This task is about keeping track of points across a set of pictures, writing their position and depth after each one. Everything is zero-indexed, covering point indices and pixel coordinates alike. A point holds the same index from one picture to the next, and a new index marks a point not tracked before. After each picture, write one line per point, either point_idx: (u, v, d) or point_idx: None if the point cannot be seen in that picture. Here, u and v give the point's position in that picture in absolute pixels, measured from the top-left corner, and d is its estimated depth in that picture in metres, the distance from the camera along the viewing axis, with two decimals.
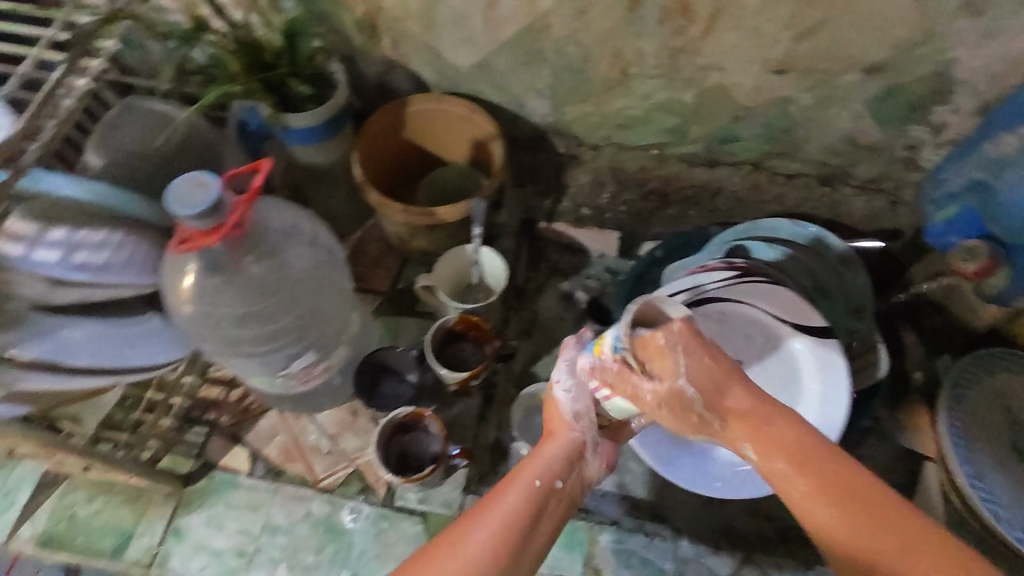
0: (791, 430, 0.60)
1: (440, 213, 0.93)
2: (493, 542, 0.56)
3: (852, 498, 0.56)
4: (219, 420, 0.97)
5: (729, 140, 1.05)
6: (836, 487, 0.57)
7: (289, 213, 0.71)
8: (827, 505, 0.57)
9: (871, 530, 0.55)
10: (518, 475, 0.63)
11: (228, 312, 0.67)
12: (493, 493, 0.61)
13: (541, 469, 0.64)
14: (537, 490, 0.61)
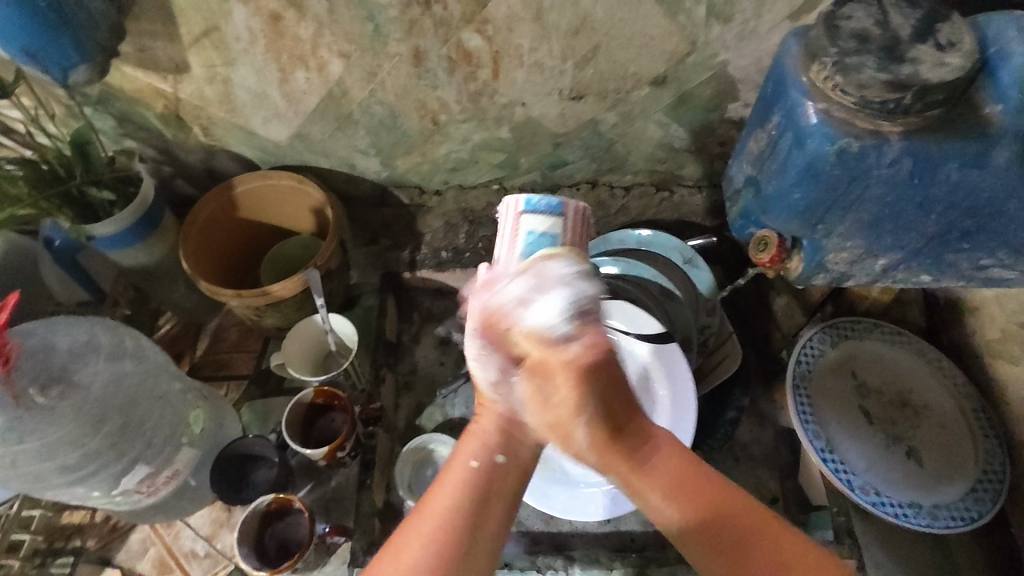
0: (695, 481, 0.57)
1: (275, 290, 0.93)
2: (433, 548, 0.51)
3: (690, 492, 0.56)
4: (85, 546, 0.92)
5: (559, 164, 1.09)
6: (671, 485, 0.57)
7: (78, 331, 0.69)
8: (681, 511, 0.56)
9: (712, 508, 0.55)
10: (456, 460, 0.57)
11: (25, 450, 0.64)
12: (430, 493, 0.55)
13: (479, 448, 0.57)
14: (482, 470, 0.56)
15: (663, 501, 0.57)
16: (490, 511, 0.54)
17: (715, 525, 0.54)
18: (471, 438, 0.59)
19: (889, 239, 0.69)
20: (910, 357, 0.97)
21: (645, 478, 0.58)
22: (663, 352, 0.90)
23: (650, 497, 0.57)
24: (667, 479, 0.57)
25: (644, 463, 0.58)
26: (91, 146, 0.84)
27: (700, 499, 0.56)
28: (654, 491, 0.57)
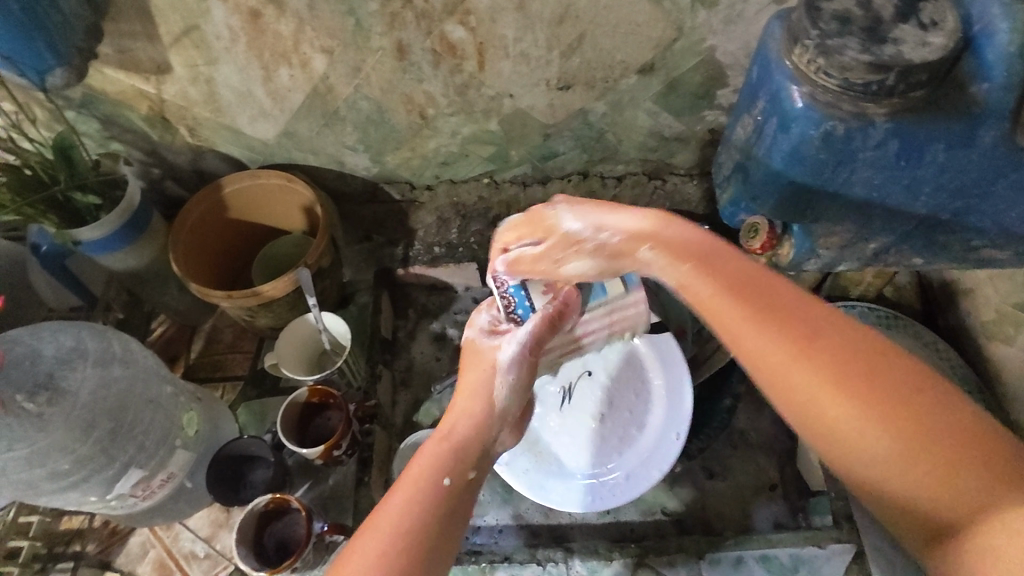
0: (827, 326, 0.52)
1: (265, 290, 0.92)
2: (400, 544, 0.50)
3: (822, 342, 0.51)
4: (85, 550, 0.93)
5: (550, 156, 1.08)
6: (799, 336, 0.52)
7: (66, 336, 0.69)
8: (805, 363, 0.51)
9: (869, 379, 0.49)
10: (426, 469, 0.57)
11: (15, 456, 0.64)
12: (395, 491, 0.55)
13: (449, 462, 0.58)
14: (450, 486, 0.56)
15: (785, 350, 0.51)
16: (451, 525, 0.53)
17: (864, 380, 0.49)
18: (442, 450, 0.59)
19: (878, 222, 0.69)
20: (905, 340, 0.96)
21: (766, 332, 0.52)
22: (658, 339, 0.90)
23: (774, 351, 0.52)
24: (793, 332, 0.52)
25: (761, 307, 0.54)
26: (75, 149, 0.84)
27: (836, 356, 0.50)
28: (767, 343, 0.52)
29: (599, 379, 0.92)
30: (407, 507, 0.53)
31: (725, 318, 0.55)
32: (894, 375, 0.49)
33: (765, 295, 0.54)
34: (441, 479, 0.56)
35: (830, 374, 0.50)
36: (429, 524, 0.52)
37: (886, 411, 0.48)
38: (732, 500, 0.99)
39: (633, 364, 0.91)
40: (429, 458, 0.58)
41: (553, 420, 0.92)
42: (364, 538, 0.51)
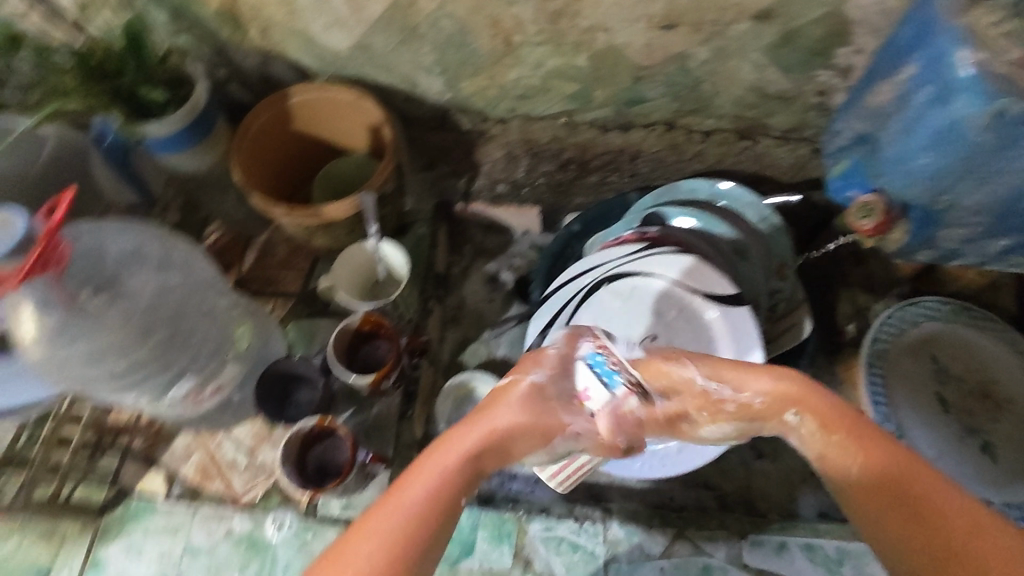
0: (892, 455, 0.57)
1: (327, 211, 0.88)
2: (384, 559, 0.52)
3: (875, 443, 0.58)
4: (132, 445, 0.93)
5: (636, 101, 1.00)
6: (869, 444, 0.58)
7: (130, 236, 0.67)
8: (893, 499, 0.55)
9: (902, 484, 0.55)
10: (424, 471, 0.57)
11: (73, 353, 0.63)
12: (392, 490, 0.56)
13: (457, 478, 0.57)
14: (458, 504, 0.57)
15: (833, 432, 0.59)
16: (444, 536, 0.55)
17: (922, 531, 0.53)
18: (440, 468, 0.57)
19: (1016, 221, 0.62)
20: (996, 346, 0.89)
21: (833, 414, 0.60)
22: (734, 314, 0.84)
23: (833, 443, 0.59)
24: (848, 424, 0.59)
25: (852, 432, 0.58)
26: (144, 39, 0.79)
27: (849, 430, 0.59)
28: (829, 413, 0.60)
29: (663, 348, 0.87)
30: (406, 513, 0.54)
31: (828, 445, 0.59)
32: (954, 508, 0.53)
33: (812, 398, 0.61)
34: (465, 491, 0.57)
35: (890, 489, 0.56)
36: (411, 541, 0.53)
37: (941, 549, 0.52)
38: (778, 481, 0.99)
39: (702, 336, 0.86)
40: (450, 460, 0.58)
41: None
42: (352, 544, 0.53)
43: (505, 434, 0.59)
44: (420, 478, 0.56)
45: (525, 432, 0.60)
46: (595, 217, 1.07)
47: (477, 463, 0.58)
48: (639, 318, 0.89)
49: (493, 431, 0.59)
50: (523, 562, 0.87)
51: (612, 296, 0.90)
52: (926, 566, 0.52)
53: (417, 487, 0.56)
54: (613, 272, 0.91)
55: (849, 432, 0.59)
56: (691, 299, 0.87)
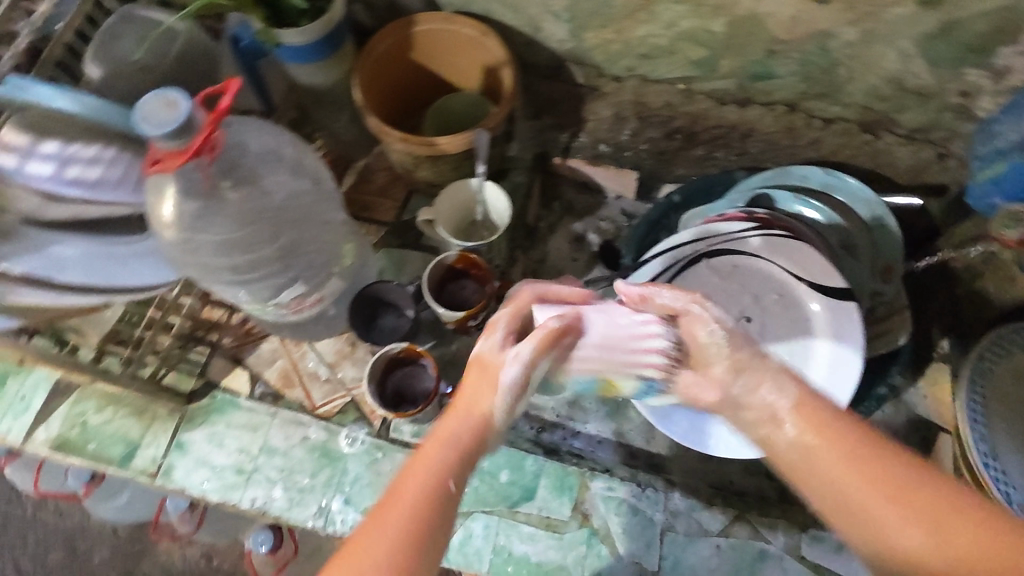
0: (859, 449, 0.57)
1: (440, 143, 0.88)
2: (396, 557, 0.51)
3: (863, 459, 0.57)
4: (221, 341, 0.97)
5: (763, 77, 0.95)
6: (855, 458, 0.56)
7: (269, 136, 0.68)
8: (898, 510, 0.54)
9: (878, 482, 0.55)
10: (421, 470, 0.57)
11: (208, 239, 0.66)
12: (392, 491, 0.56)
13: (451, 466, 0.57)
14: (450, 493, 0.56)
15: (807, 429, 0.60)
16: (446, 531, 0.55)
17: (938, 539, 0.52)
18: (434, 457, 0.57)
19: None
20: None
21: (811, 433, 0.59)
22: (839, 309, 0.82)
23: (820, 467, 0.58)
24: (831, 439, 0.58)
25: (837, 449, 0.58)
26: None
27: (835, 433, 0.59)
28: (807, 433, 0.60)
29: (758, 330, 0.87)
30: (394, 534, 0.52)
31: (819, 468, 0.58)
32: (927, 500, 0.54)
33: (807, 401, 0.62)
34: (443, 483, 0.56)
35: (894, 502, 0.54)
36: (419, 534, 0.53)
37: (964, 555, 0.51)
38: None
39: (800, 325, 0.85)
40: (411, 470, 0.57)
41: None
42: (360, 540, 0.52)
43: (463, 432, 0.61)
44: (405, 497, 0.54)
45: (474, 410, 0.62)
46: (697, 188, 1.05)
47: (465, 450, 0.59)
48: (737, 298, 0.88)
49: (454, 430, 0.61)
50: (581, 517, 0.88)
51: (710, 271, 0.89)
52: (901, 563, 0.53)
53: (391, 515, 0.53)
54: (717, 249, 0.89)
55: (824, 428, 0.59)
56: (793, 286, 0.86)
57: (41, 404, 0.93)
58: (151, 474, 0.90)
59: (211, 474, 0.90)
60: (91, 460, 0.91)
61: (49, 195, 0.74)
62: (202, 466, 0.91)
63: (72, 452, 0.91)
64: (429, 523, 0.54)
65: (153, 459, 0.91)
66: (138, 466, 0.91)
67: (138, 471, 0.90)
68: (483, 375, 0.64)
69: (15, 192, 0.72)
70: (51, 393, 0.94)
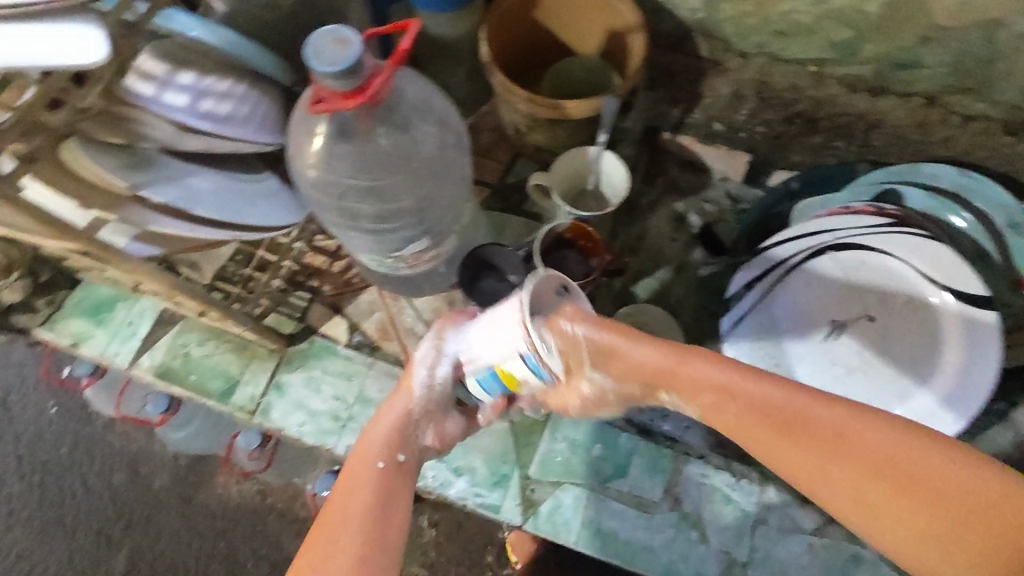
0: (772, 406, 0.55)
1: (567, 106, 0.86)
2: (364, 539, 0.58)
3: (814, 439, 0.53)
4: (321, 289, 0.96)
5: (908, 65, 0.90)
6: (822, 437, 0.53)
7: (422, 85, 0.66)
8: (874, 478, 0.51)
9: (818, 432, 0.53)
10: (359, 460, 0.64)
11: (352, 183, 0.65)
12: (339, 486, 0.63)
13: (378, 447, 0.65)
14: (376, 472, 0.63)
15: (718, 398, 0.57)
16: (394, 506, 0.62)
17: (930, 508, 0.50)
18: (369, 444, 0.65)
19: None
20: None
21: (738, 412, 0.56)
22: (976, 319, 0.79)
23: (768, 442, 0.55)
24: (766, 416, 0.55)
25: (766, 423, 0.55)
26: None
27: (755, 406, 0.56)
28: (739, 411, 0.56)
29: (879, 333, 0.85)
30: (376, 514, 0.61)
31: (750, 434, 0.56)
32: (854, 441, 0.52)
33: (685, 369, 0.59)
34: (369, 467, 0.63)
35: (865, 477, 0.51)
36: (373, 520, 0.60)
37: (954, 513, 0.50)
38: None
39: (928, 332, 0.82)
40: (365, 464, 0.63)
41: (810, 346, 0.87)
42: (322, 530, 0.59)
43: (392, 418, 0.67)
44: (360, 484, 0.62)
45: (389, 411, 0.67)
46: (819, 174, 1.00)
47: (398, 428, 0.66)
48: (861, 297, 0.85)
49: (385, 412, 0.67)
50: (672, 499, 0.88)
51: (833, 266, 0.86)
52: (846, 499, 0.52)
53: (359, 497, 0.61)
54: (843, 243, 0.86)
55: (738, 396, 0.56)
56: (923, 289, 0.82)
57: (147, 331, 0.95)
58: (249, 411, 0.92)
59: (307, 418, 0.92)
60: (193, 391, 0.93)
61: (182, 126, 0.71)
62: (299, 409, 0.92)
63: (175, 381, 0.93)
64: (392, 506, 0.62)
65: (252, 397, 0.92)
66: (237, 403, 0.92)
67: (237, 407, 0.92)
68: (398, 384, 0.67)
69: (148, 119, 0.69)
70: (156, 321, 0.96)
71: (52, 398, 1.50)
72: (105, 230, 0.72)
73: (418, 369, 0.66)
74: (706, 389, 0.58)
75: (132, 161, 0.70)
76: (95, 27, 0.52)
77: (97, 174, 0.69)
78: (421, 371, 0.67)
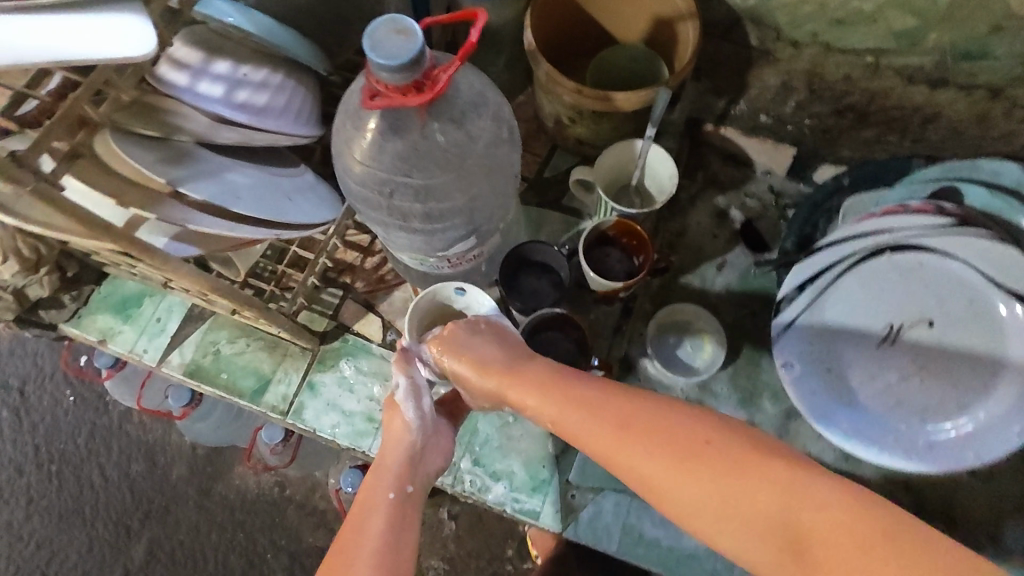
0: (598, 412, 0.58)
1: (618, 98, 0.82)
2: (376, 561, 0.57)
3: (649, 434, 0.55)
4: (354, 285, 0.94)
5: (974, 56, 0.85)
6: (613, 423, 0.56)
7: (476, 79, 0.63)
8: (685, 477, 0.52)
9: (668, 446, 0.54)
10: (371, 493, 0.64)
11: (403, 183, 0.62)
12: (351, 517, 0.62)
13: (392, 480, 0.66)
14: (388, 501, 0.63)
15: (601, 424, 0.57)
16: (405, 531, 0.61)
17: (713, 480, 0.51)
18: (382, 476, 0.66)
19: None
20: None
21: (594, 420, 0.57)
22: None
23: (621, 448, 0.55)
24: (608, 418, 0.57)
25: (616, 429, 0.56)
26: None
27: (624, 421, 0.56)
28: (588, 416, 0.58)
29: (936, 337, 0.81)
30: (384, 526, 0.60)
31: (620, 455, 0.55)
32: (717, 448, 0.53)
33: (557, 386, 0.62)
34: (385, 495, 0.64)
35: (692, 471, 0.52)
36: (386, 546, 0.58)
37: (712, 472, 0.52)
38: (986, 505, 0.90)
39: (989, 337, 0.79)
40: (374, 491, 0.64)
41: (864, 351, 0.83)
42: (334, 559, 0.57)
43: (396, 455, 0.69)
44: (376, 511, 0.61)
45: (390, 449, 0.70)
46: (867, 171, 0.96)
47: (405, 462, 0.68)
48: (918, 300, 0.82)
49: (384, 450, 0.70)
50: None
51: (891, 267, 0.83)
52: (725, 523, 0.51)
53: (370, 513, 0.61)
54: (902, 243, 0.82)
55: (598, 411, 0.58)
56: (986, 292, 0.79)
57: (176, 327, 0.93)
58: (281, 411, 0.89)
59: (341, 419, 0.89)
60: (223, 390, 0.90)
61: (216, 118, 0.70)
62: (332, 409, 0.90)
63: (204, 380, 0.91)
64: (398, 516, 0.62)
65: (284, 397, 0.90)
66: (269, 402, 0.90)
67: (269, 407, 0.89)
68: (394, 426, 0.72)
69: (183, 109, 0.69)
70: (186, 317, 0.93)
71: (69, 387, 1.48)
72: (144, 229, 0.68)
73: (405, 406, 0.71)
74: (576, 397, 0.60)
75: (170, 155, 0.67)
76: (140, 13, 0.49)
77: (136, 171, 0.65)
78: (411, 404, 0.72)
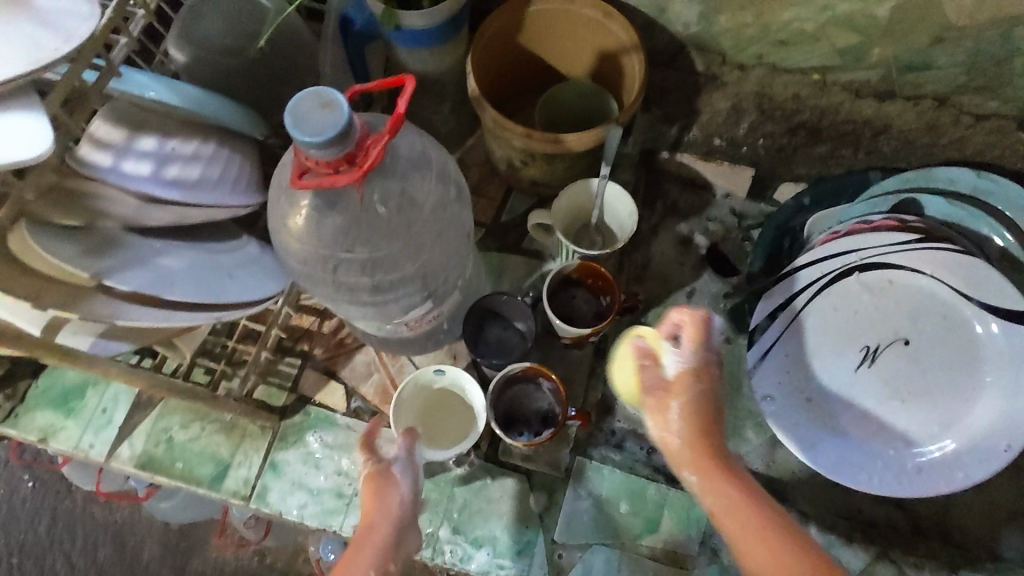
0: (728, 483, 0.65)
1: (568, 140, 0.80)
2: None
3: (759, 534, 0.62)
4: (313, 353, 0.89)
5: (917, 67, 0.86)
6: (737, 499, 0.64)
7: (416, 139, 0.60)
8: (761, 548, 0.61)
9: (764, 532, 0.62)
10: None
11: (347, 257, 0.58)
12: None
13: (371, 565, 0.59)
14: None
15: (727, 494, 0.65)
16: None
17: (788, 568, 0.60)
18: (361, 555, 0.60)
19: None
20: None
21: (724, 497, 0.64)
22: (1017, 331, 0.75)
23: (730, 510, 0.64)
24: (750, 517, 0.63)
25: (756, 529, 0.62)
26: None
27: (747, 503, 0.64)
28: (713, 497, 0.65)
29: (912, 355, 0.79)
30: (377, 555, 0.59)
31: (734, 521, 0.63)
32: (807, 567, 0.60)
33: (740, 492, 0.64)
34: None
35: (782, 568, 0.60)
36: None
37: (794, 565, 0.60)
38: (981, 516, 0.88)
39: (965, 351, 0.77)
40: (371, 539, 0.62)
41: (844, 376, 0.80)
42: None
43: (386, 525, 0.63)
44: None
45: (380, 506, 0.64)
46: (826, 187, 0.95)
47: (393, 538, 0.62)
48: (890, 319, 0.80)
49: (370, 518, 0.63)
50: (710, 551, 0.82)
51: (861, 288, 0.81)
52: None
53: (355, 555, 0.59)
54: (869, 262, 0.81)
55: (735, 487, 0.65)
56: (958, 305, 0.78)
57: (124, 417, 0.87)
58: (244, 496, 0.84)
59: (309, 498, 0.84)
60: (179, 480, 0.84)
61: (146, 197, 0.65)
62: (298, 489, 0.84)
63: (158, 471, 0.85)
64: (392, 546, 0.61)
65: (246, 481, 0.84)
66: (230, 488, 0.84)
67: (230, 493, 0.83)
68: (387, 499, 0.65)
69: (110, 192, 0.63)
70: (134, 406, 0.87)
71: (27, 472, 1.38)
72: (66, 332, 0.65)
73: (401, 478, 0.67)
74: (714, 470, 0.66)
75: (92, 243, 0.62)
76: (42, 113, 0.49)
77: (55, 266, 0.59)
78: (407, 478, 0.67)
